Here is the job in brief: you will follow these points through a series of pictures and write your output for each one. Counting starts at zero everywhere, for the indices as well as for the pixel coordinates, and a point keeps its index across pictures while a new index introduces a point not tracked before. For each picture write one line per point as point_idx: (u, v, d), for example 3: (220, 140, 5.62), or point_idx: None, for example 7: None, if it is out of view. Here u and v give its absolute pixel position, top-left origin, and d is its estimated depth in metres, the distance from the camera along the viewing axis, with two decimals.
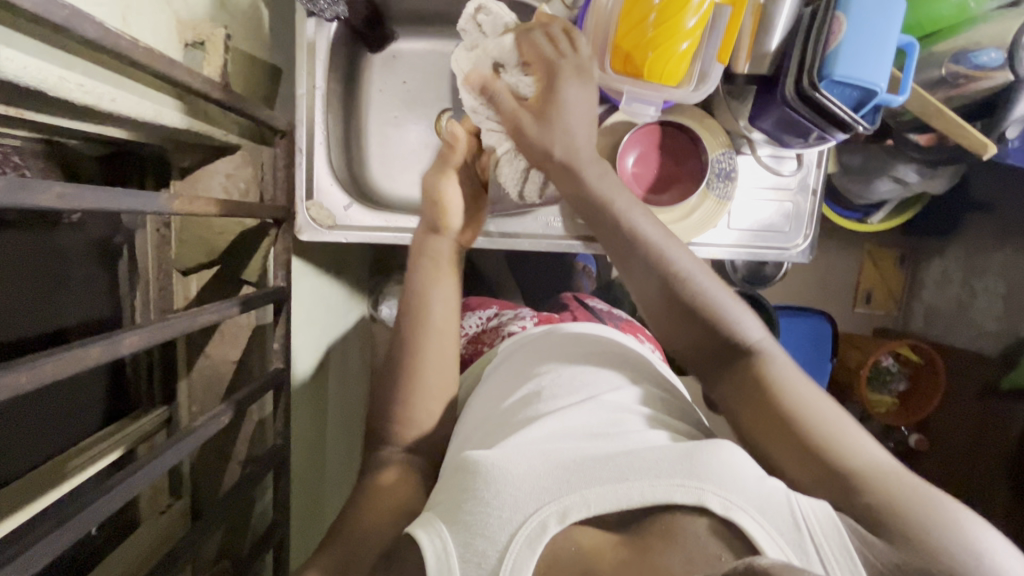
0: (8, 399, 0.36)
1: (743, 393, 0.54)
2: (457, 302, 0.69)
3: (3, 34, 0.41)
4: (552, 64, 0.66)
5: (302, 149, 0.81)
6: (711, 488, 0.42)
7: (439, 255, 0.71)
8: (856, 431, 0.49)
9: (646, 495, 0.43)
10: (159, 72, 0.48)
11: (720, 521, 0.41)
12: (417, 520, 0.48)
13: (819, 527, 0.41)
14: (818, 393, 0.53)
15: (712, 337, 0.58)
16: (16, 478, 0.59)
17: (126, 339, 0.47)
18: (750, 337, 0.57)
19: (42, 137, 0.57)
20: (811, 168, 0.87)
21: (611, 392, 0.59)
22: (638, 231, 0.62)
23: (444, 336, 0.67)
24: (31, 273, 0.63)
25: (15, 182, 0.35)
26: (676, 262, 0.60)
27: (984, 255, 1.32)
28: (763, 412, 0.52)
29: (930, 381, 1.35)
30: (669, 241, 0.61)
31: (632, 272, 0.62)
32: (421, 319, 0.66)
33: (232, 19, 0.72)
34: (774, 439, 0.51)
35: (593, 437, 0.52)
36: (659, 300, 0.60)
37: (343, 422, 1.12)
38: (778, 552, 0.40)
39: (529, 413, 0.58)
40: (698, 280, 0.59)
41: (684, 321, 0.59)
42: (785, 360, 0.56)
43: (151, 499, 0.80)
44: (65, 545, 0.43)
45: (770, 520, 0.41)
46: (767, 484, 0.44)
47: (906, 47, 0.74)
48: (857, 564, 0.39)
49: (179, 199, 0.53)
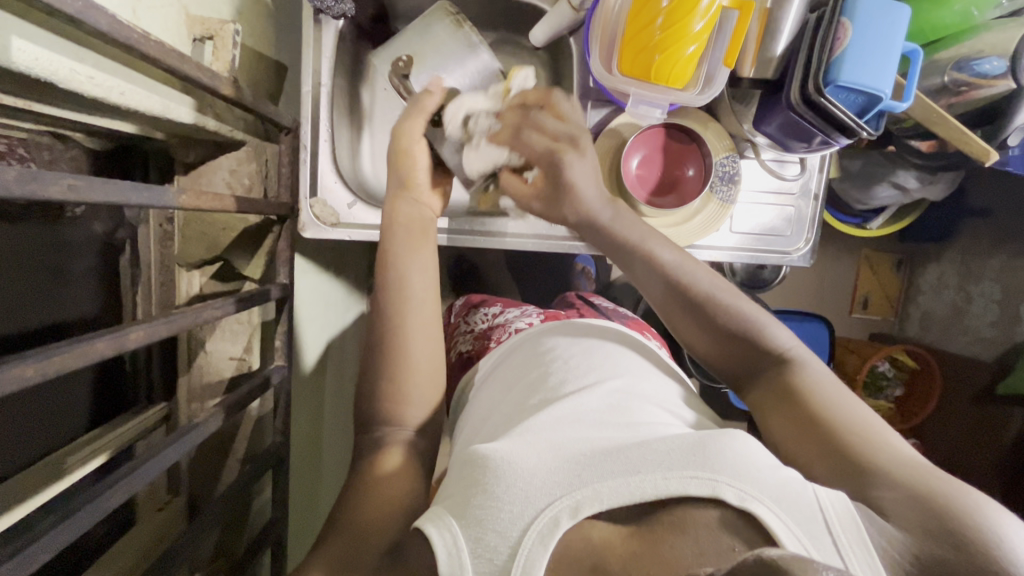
0: (14, 391, 0.36)
1: (773, 396, 0.57)
2: (436, 268, 0.69)
3: (14, 25, 0.40)
4: (550, 156, 0.70)
5: (307, 146, 0.81)
6: (725, 479, 0.42)
7: (411, 220, 0.70)
8: (871, 429, 0.51)
9: (660, 487, 0.43)
10: (170, 66, 0.48)
11: (734, 512, 0.41)
12: (426, 515, 0.47)
13: (837, 517, 0.41)
14: (844, 394, 0.55)
15: (736, 343, 0.62)
16: (14, 475, 0.58)
17: (131, 333, 0.46)
18: (781, 346, 0.60)
19: (48, 129, 0.57)
20: (813, 173, 0.87)
21: (618, 379, 0.60)
22: (654, 253, 0.67)
23: (425, 306, 0.66)
24: (33, 267, 0.62)
25: (27, 173, 0.35)
26: (693, 279, 0.65)
27: (979, 262, 1.34)
28: (790, 411, 0.55)
29: (925, 387, 1.37)
30: (684, 262, 0.66)
31: (646, 283, 0.67)
32: (401, 291, 0.65)
33: (239, 14, 0.72)
34: (799, 436, 0.53)
35: (606, 427, 0.53)
36: (681, 310, 0.64)
37: (341, 420, 1.12)
38: (799, 548, 0.39)
39: (540, 400, 0.58)
40: (717, 294, 0.64)
41: (707, 327, 0.63)
42: (814, 366, 0.59)
43: (149, 497, 0.79)
44: (66, 541, 0.43)
45: (787, 512, 0.40)
46: (783, 474, 0.44)
47: (910, 53, 0.75)
48: (876, 558, 0.39)
49: (186, 193, 0.52)
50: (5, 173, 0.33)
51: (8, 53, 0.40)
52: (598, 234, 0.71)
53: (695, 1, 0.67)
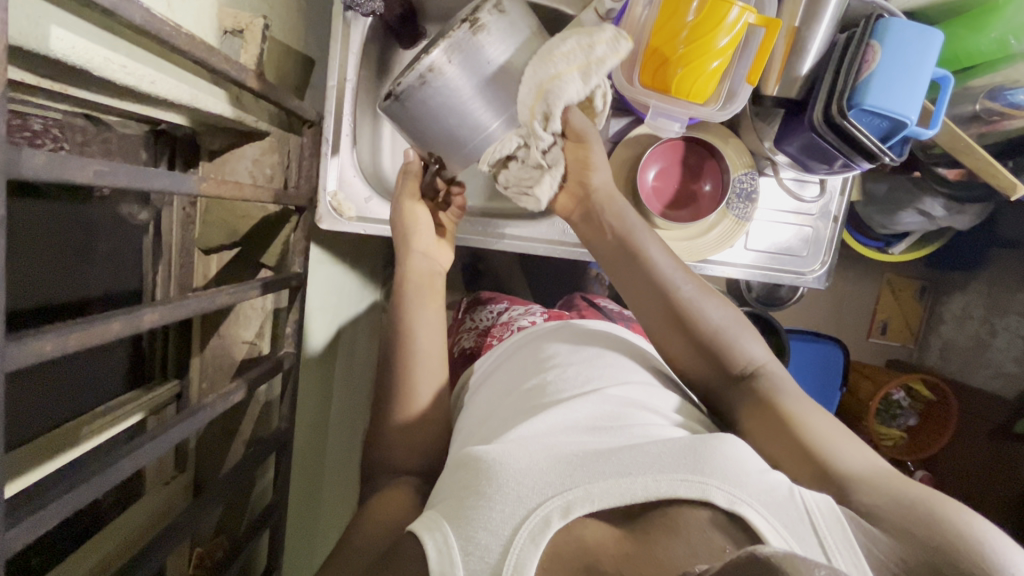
0: (32, 364, 0.37)
1: (750, 407, 0.59)
2: (440, 326, 0.74)
3: (54, 15, 0.42)
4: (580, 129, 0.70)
5: (330, 139, 0.83)
6: (715, 483, 0.43)
7: (420, 280, 0.77)
8: (836, 441, 0.52)
9: (650, 490, 0.43)
10: (199, 58, 0.49)
11: (723, 514, 0.42)
12: (421, 521, 0.47)
13: (822, 518, 0.42)
14: (815, 408, 0.56)
15: (713, 359, 0.63)
16: (29, 440, 0.60)
17: (148, 313, 0.47)
18: (752, 360, 0.62)
19: (81, 111, 0.59)
20: (834, 195, 0.86)
21: (616, 387, 0.60)
22: (643, 251, 0.69)
23: (429, 358, 0.71)
24: (59, 244, 0.65)
25: (55, 158, 0.36)
26: (677, 283, 0.67)
27: (1008, 295, 1.29)
28: (764, 421, 0.56)
29: (940, 421, 1.35)
30: (671, 263, 0.68)
31: (637, 285, 0.68)
32: (408, 348, 0.70)
33: (270, 9, 0.74)
34: (779, 449, 0.54)
35: (596, 432, 0.53)
36: (668, 319, 0.65)
37: (348, 407, 1.14)
38: (782, 542, 0.40)
39: (530, 407, 0.58)
40: (695, 300, 0.65)
41: (680, 338, 0.65)
42: (783, 378, 0.60)
43: (156, 472, 0.82)
44: (72, 512, 0.43)
45: (774, 514, 0.41)
46: (770, 477, 0.45)
47: (941, 80, 0.73)
48: (859, 556, 0.40)
49: (208, 181, 0.54)
50: (35, 158, 0.34)
51: (46, 42, 0.42)
52: (594, 217, 0.72)
53: (721, 17, 0.67)
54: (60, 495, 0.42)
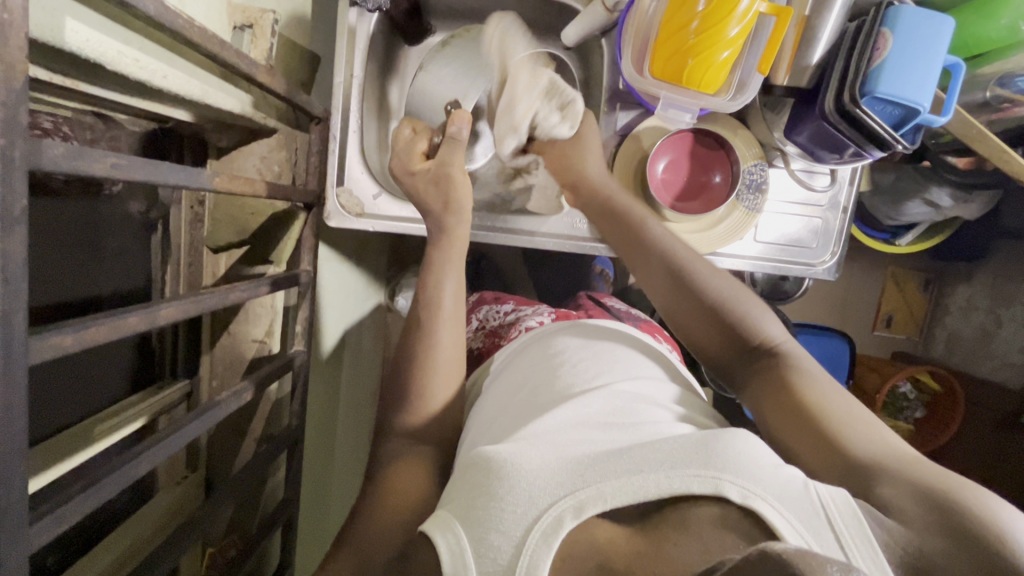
0: (51, 359, 0.36)
1: (769, 390, 0.58)
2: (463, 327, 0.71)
3: (68, 7, 0.42)
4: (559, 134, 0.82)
5: (337, 136, 0.83)
6: (729, 477, 0.42)
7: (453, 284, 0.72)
8: (854, 419, 0.51)
9: (663, 486, 0.43)
10: (210, 52, 0.49)
11: (737, 510, 0.40)
12: (432, 521, 0.47)
13: (838, 513, 0.40)
14: (835, 389, 0.55)
15: (731, 340, 0.64)
16: (43, 439, 0.60)
17: (163, 309, 0.47)
18: (771, 340, 0.62)
19: (91, 108, 0.58)
20: (843, 185, 0.86)
21: (626, 382, 0.60)
22: (649, 235, 0.71)
23: (449, 361, 0.68)
24: (70, 244, 0.63)
25: (74, 150, 0.35)
26: (684, 259, 0.69)
27: (1012, 286, 1.30)
28: (782, 402, 0.55)
29: (947, 411, 1.35)
30: (679, 246, 0.71)
31: (648, 269, 0.70)
32: (429, 349, 0.67)
33: (278, 4, 0.73)
34: (789, 425, 0.54)
35: (609, 426, 0.53)
36: (682, 303, 0.67)
37: (355, 406, 1.13)
38: (800, 541, 0.38)
39: (547, 401, 0.59)
40: (705, 279, 0.67)
41: (696, 317, 0.66)
42: (804, 359, 0.60)
43: (167, 472, 0.81)
44: (93, 507, 0.42)
45: (789, 509, 0.40)
46: (784, 473, 0.43)
47: (953, 66, 0.73)
48: (878, 551, 0.38)
49: (219, 176, 0.53)
50: (55, 150, 0.34)
51: (61, 34, 0.41)
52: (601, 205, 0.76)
53: (732, 6, 0.66)
54: (80, 492, 0.42)
